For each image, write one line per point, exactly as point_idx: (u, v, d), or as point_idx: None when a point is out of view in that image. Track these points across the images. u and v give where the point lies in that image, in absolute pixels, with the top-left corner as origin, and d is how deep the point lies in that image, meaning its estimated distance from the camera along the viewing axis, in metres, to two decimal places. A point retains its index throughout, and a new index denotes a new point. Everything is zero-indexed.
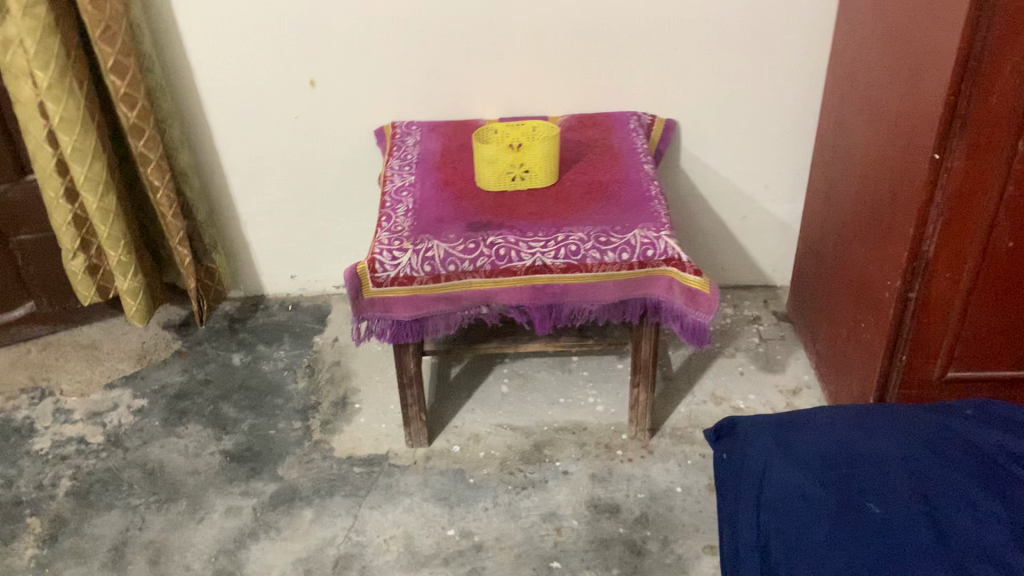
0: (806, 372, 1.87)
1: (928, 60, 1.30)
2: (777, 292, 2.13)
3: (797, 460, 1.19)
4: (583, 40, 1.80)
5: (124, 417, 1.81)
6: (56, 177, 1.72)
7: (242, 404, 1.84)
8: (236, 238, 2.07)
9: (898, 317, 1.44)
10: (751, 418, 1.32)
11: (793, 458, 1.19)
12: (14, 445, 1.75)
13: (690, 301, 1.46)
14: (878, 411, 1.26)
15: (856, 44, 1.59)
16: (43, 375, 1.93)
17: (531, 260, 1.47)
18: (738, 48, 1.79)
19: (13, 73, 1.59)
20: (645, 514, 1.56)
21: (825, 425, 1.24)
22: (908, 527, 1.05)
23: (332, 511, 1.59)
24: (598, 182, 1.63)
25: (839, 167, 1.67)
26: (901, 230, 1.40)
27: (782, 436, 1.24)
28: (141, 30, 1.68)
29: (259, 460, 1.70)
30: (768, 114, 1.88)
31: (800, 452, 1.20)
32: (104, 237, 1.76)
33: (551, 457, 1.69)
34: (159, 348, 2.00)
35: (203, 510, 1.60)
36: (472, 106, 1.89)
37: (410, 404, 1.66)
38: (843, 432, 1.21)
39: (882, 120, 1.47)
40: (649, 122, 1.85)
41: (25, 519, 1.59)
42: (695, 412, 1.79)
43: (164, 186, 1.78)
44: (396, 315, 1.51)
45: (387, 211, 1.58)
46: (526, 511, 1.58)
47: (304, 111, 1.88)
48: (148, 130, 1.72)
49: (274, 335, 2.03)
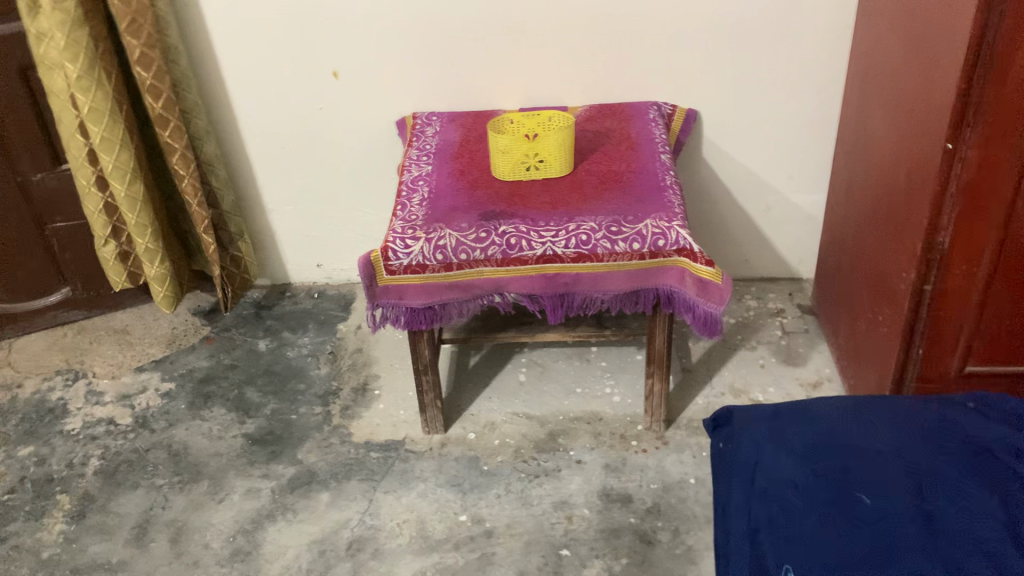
0: (828, 366, 1.85)
1: (942, 46, 1.27)
2: (802, 284, 2.10)
3: (791, 450, 1.18)
4: (601, 24, 1.79)
5: (152, 400, 1.86)
6: (88, 166, 1.77)
7: (265, 389, 1.88)
8: (263, 227, 2.11)
9: (913, 308, 1.42)
10: (747, 407, 1.32)
11: (787, 448, 1.19)
12: (47, 425, 1.81)
13: (701, 292, 1.46)
14: (878, 400, 1.24)
15: (874, 33, 1.57)
16: (78, 359, 1.99)
17: (542, 250, 1.48)
18: (758, 39, 1.78)
19: (45, 66, 1.64)
20: (657, 505, 1.56)
21: (823, 414, 1.23)
22: (900, 518, 1.06)
23: (348, 494, 1.62)
24: (613, 171, 1.64)
25: (859, 157, 1.65)
26: (917, 220, 1.37)
27: (778, 425, 1.23)
28: (167, 22, 1.73)
29: (279, 444, 1.74)
30: (792, 100, 1.85)
31: (795, 442, 1.19)
32: (131, 225, 1.82)
33: (565, 446, 1.69)
34: (189, 334, 2.05)
35: (224, 491, 1.64)
36: (492, 97, 1.90)
37: (425, 390, 1.68)
38: (842, 421, 1.20)
39: (899, 109, 1.45)
40: (670, 112, 1.84)
41: (55, 495, 1.65)
42: (712, 404, 1.78)
43: (189, 175, 1.82)
44: (410, 302, 1.53)
45: (402, 200, 1.60)
46: (539, 498, 1.59)
47: (328, 101, 1.91)
48: (173, 120, 1.76)
49: (299, 322, 2.07)
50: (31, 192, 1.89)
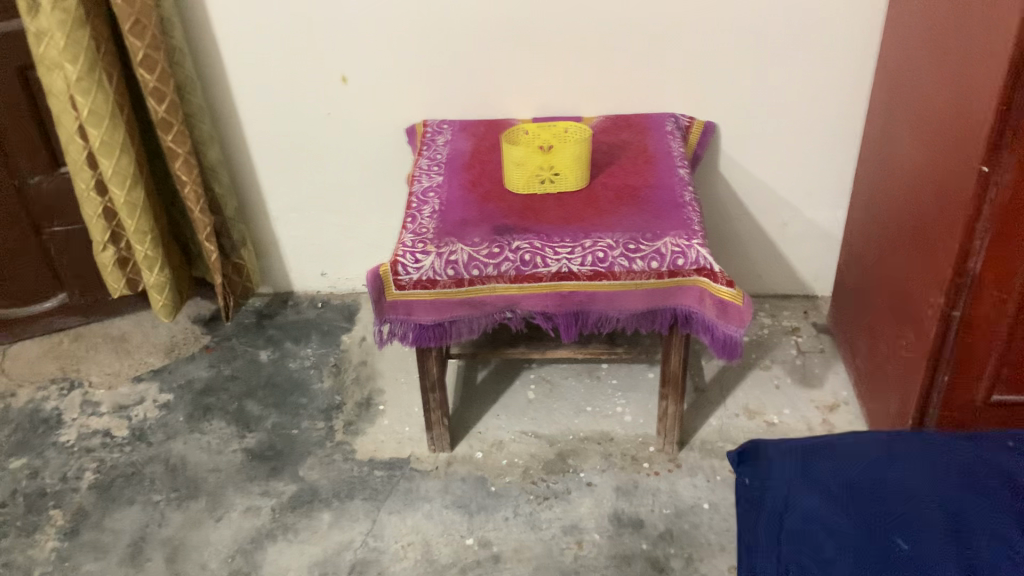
0: (844, 388, 1.81)
1: (980, 65, 1.22)
2: (817, 302, 2.05)
3: (821, 486, 1.14)
4: (619, 32, 1.75)
5: (150, 411, 1.81)
6: (87, 169, 1.71)
7: (267, 402, 1.83)
8: (266, 235, 2.05)
9: (941, 336, 1.37)
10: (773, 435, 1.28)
11: (817, 484, 1.15)
12: (41, 436, 1.76)
13: (721, 314, 1.41)
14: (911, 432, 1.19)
15: (904, 49, 1.52)
16: (74, 367, 1.94)
17: (556, 267, 1.43)
18: (779, 53, 1.74)
19: (45, 66, 1.58)
20: (670, 531, 1.51)
21: (855, 446, 1.18)
22: (939, 565, 1.01)
23: (351, 514, 1.57)
24: (629, 186, 1.59)
25: (883, 175, 1.60)
26: (947, 245, 1.32)
27: (806, 457, 1.19)
28: (171, 23, 1.66)
29: (280, 460, 1.69)
30: (813, 114, 1.81)
31: (825, 476, 1.15)
32: (131, 232, 1.75)
33: (575, 468, 1.65)
34: (188, 342, 1.99)
35: (223, 508, 1.59)
36: (505, 106, 1.86)
37: (432, 408, 1.63)
38: (874, 455, 1.16)
39: (929, 128, 1.40)
40: (687, 124, 1.80)
41: (47, 511, 1.60)
42: (726, 426, 1.73)
43: (192, 181, 1.76)
44: (418, 318, 1.48)
45: (412, 212, 1.55)
46: (548, 522, 1.54)
47: (336, 107, 1.86)
48: (176, 124, 1.69)
49: (302, 333, 2.02)
50: (28, 196, 1.84)
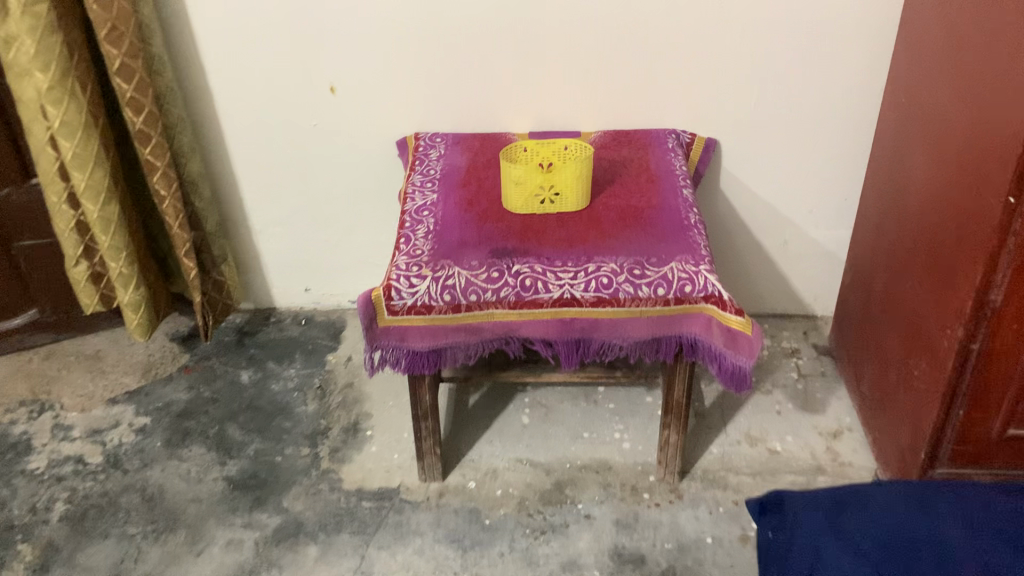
0: (847, 414, 1.76)
1: (1007, 90, 1.17)
2: (817, 322, 2.00)
3: (852, 546, 1.09)
4: (622, 44, 1.68)
5: (125, 436, 1.72)
6: (59, 181, 1.62)
7: (249, 426, 1.75)
8: (249, 249, 1.97)
9: (958, 368, 1.32)
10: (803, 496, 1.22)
11: (847, 542, 1.10)
12: (8, 463, 1.67)
13: (729, 343, 1.35)
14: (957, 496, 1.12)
15: (919, 68, 1.47)
16: (44, 388, 1.84)
17: (558, 293, 1.36)
18: (785, 69, 1.68)
19: (14, 73, 1.47)
20: (672, 567, 1.45)
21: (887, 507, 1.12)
22: None
23: (338, 549, 1.49)
24: (632, 206, 1.52)
25: (894, 197, 1.55)
26: (966, 275, 1.27)
27: (836, 522, 1.13)
28: (150, 30, 1.57)
29: (264, 489, 1.61)
30: (819, 131, 1.75)
31: (856, 535, 1.10)
32: (105, 248, 1.64)
33: (572, 499, 1.58)
34: (166, 361, 1.90)
35: (203, 542, 1.51)
36: (501, 119, 1.79)
37: (423, 437, 1.56)
38: (908, 510, 1.11)
39: (948, 151, 1.34)
40: (689, 141, 1.75)
41: (15, 545, 1.51)
42: (728, 454, 1.67)
43: (170, 196, 1.66)
44: (412, 345, 1.41)
45: (406, 232, 1.48)
46: (545, 558, 1.47)
47: (324, 118, 1.78)
48: (155, 136, 1.60)
49: (285, 352, 1.94)
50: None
